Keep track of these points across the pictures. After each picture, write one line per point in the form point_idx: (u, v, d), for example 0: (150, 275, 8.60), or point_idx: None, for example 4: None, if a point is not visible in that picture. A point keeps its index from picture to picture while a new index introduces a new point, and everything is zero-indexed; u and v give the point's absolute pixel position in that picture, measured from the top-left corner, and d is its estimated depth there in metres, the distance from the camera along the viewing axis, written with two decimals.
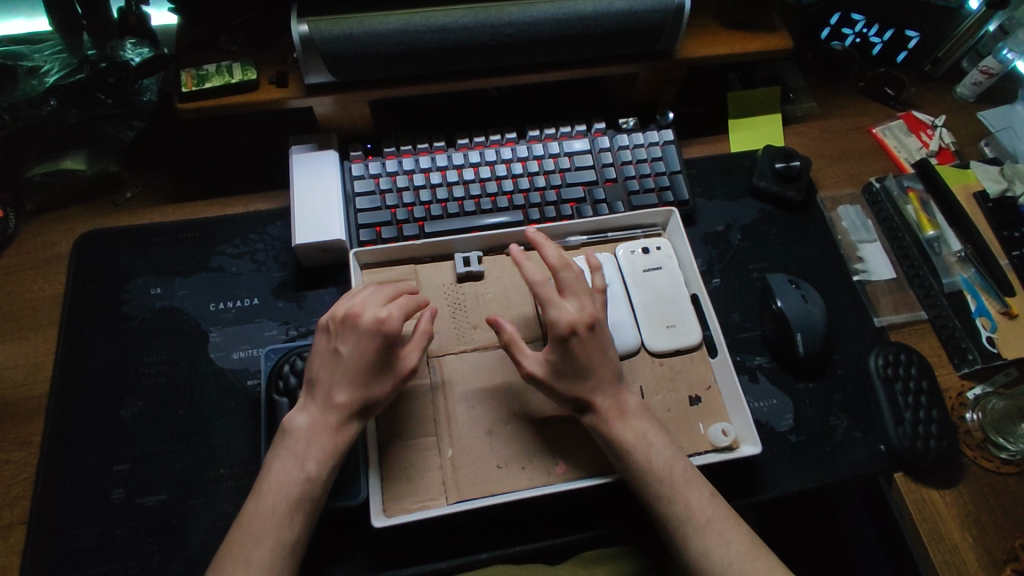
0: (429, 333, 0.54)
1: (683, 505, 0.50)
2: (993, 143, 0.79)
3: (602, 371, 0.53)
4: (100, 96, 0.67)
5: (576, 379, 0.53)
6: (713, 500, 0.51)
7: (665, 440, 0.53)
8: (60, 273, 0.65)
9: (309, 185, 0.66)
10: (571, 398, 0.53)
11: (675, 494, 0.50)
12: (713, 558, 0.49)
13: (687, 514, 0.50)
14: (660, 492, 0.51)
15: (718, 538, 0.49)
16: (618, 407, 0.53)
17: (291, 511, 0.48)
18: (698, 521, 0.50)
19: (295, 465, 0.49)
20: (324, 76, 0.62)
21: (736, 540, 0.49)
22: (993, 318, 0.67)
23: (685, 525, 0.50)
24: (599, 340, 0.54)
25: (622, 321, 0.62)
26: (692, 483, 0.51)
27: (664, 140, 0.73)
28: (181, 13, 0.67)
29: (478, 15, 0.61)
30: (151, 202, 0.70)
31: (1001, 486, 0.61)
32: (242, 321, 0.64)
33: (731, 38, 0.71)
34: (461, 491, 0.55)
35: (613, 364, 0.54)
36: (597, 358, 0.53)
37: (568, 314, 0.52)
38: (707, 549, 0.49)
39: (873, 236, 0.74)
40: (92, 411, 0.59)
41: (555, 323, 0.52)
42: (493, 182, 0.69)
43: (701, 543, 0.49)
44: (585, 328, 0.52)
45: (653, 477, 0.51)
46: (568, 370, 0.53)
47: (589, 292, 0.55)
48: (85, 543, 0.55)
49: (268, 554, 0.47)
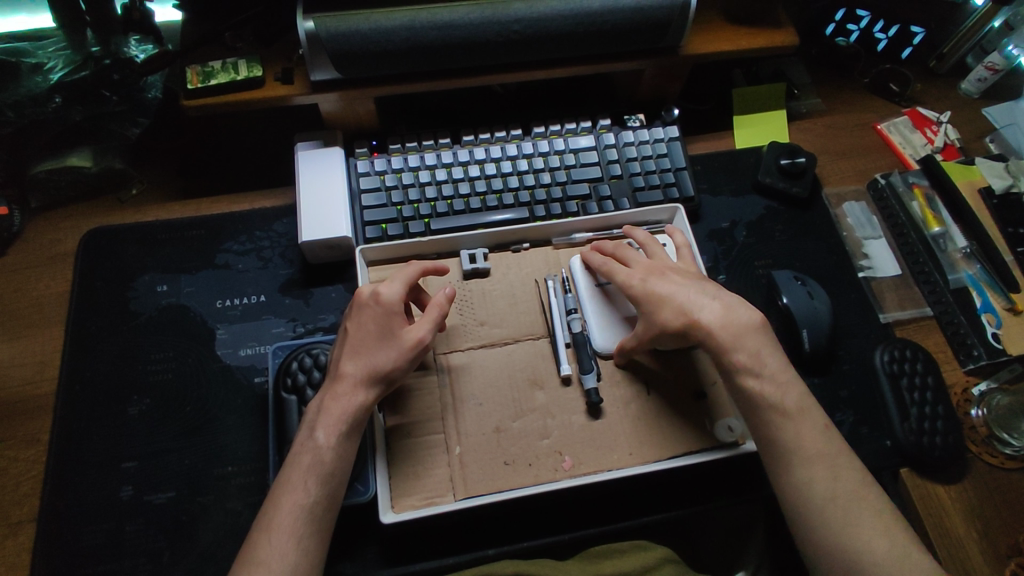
0: (440, 306, 0.55)
1: (794, 435, 0.51)
2: (999, 139, 0.79)
3: (687, 284, 0.56)
4: (106, 92, 0.68)
5: (667, 307, 0.54)
6: (824, 435, 0.51)
7: (780, 363, 0.53)
8: (66, 271, 0.65)
9: (315, 183, 0.66)
10: (674, 324, 0.53)
11: (790, 425, 0.51)
12: (817, 490, 0.49)
13: (796, 444, 0.50)
14: (772, 420, 0.51)
15: (827, 471, 0.50)
16: (728, 316, 0.53)
17: (309, 517, 0.47)
18: (809, 451, 0.50)
19: (309, 463, 0.49)
20: (329, 73, 0.62)
21: (845, 477, 0.50)
22: (998, 315, 0.68)
23: (793, 455, 0.50)
24: (675, 272, 0.57)
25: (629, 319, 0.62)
26: (806, 414, 0.52)
27: (669, 136, 0.73)
28: (186, 10, 0.67)
29: (484, 11, 0.61)
30: (156, 199, 0.70)
31: (1006, 481, 0.61)
32: (248, 318, 0.64)
33: (736, 34, 0.70)
34: (468, 487, 0.55)
35: (703, 284, 0.56)
36: (675, 279, 0.56)
37: (633, 268, 0.58)
38: (813, 480, 0.49)
39: (879, 233, 0.74)
40: (101, 408, 0.59)
41: (625, 280, 0.58)
42: (499, 178, 0.69)
43: (806, 473, 0.50)
44: (651, 274, 0.57)
45: (766, 407, 0.51)
46: (649, 305, 0.55)
47: (656, 253, 0.61)
48: (95, 540, 0.55)
49: (289, 558, 0.46)
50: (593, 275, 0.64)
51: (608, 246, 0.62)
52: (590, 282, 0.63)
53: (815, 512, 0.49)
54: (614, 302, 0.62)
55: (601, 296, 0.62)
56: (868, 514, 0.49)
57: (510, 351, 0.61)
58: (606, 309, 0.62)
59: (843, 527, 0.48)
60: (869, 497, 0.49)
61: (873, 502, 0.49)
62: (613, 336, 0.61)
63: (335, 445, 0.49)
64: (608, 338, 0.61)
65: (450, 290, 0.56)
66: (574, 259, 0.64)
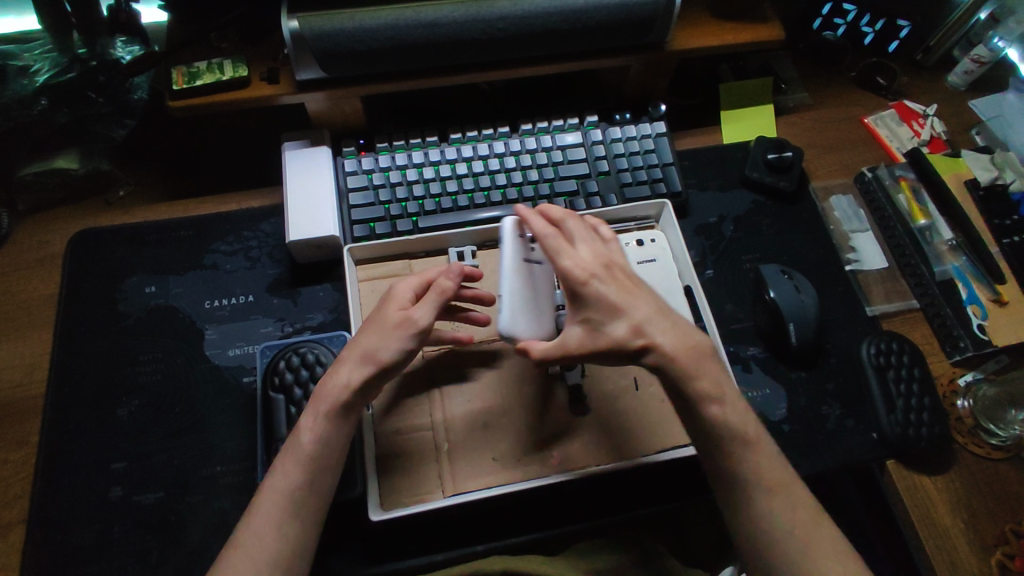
0: (447, 290, 0.52)
1: (752, 468, 0.49)
2: (984, 131, 0.79)
3: (642, 299, 0.50)
4: (91, 94, 0.67)
5: (620, 320, 0.48)
6: (779, 465, 0.50)
7: (735, 391, 0.51)
8: (55, 272, 0.66)
9: (302, 182, 0.66)
10: (626, 343, 0.48)
11: (745, 457, 0.49)
12: (781, 522, 0.48)
13: (755, 478, 0.49)
14: (729, 453, 0.49)
15: (785, 503, 0.49)
16: (686, 345, 0.49)
17: (293, 504, 0.48)
18: (767, 482, 0.49)
19: (296, 447, 0.49)
20: (315, 72, 0.62)
21: (802, 508, 0.49)
22: (983, 306, 0.68)
23: (755, 489, 0.49)
24: (624, 275, 0.51)
25: (542, 306, 0.55)
26: (761, 444, 0.50)
27: (657, 132, 0.73)
28: (171, 11, 0.67)
29: (469, 9, 0.61)
30: (143, 200, 0.70)
31: (992, 471, 0.62)
32: (237, 318, 0.64)
33: (722, 29, 0.71)
34: (457, 484, 0.55)
35: (654, 298, 0.51)
36: (631, 287, 0.50)
37: (582, 257, 0.50)
38: (773, 513, 0.48)
39: (865, 226, 0.75)
40: (89, 410, 0.60)
41: (572, 270, 0.49)
42: (487, 176, 0.69)
43: (768, 507, 0.48)
44: (603, 269, 0.50)
45: (728, 440, 0.49)
46: (600, 317, 0.49)
47: (600, 238, 0.53)
48: (84, 541, 0.55)
49: (269, 544, 0.46)
50: (522, 248, 0.56)
51: (555, 215, 0.53)
52: (517, 254, 0.55)
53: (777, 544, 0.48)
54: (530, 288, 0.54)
55: (525, 274, 0.54)
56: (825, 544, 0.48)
57: (499, 348, 0.61)
58: (528, 289, 0.54)
59: (808, 556, 0.47)
60: (825, 528, 0.48)
61: (829, 527, 0.49)
62: (528, 321, 0.52)
63: (320, 430, 0.49)
64: (521, 322, 0.52)
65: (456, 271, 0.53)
66: (506, 224, 0.54)
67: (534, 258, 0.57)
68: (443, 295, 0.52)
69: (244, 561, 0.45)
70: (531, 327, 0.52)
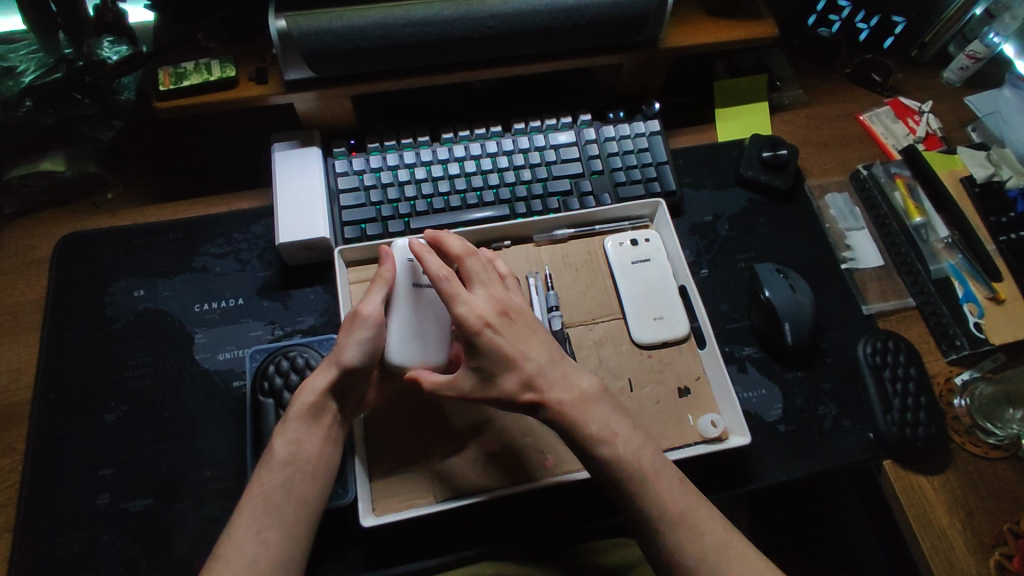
0: (383, 278, 0.53)
1: (655, 498, 0.48)
2: (981, 128, 0.79)
3: (537, 350, 0.50)
4: (76, 95, 0.67)
5: (510, 372, 0.49)
6: (680, 489, 0.49)
7: (630, 427, 0.50)
8: (41, 276, 0.65)
9: (291, 183, 0.65)
10: (513, 394, 0.49)
11: (642, 486, 0.48)
12: (690, 550, 0.47)
13: (660, 508, 0.48)
14: (630, 489, 0.48)
15: (691, 533, 0.47)
16: (579, 396, 0.50)
17: (270, 507, 0.47)
18: (673, 515, 0.48)
19: (272, 453, 0.50)
20: (304, 72, 0.61)
21: (710, 533, 0.48)
22: (980, 304, 0.67)
23: (660, 519, 0.48)
24: (521, 323, 0.51)
25: (439, 330, 0.54)
26: (660, 471, 0.49)
27: (651, 131, 0.72)
28: (158, 11, 0.66)
29: (459, 7, 0.60)
30: (131, 203, 0.69)
31: (989, 470, 0.61)
32: (227, 321, 0.64)
33: (716, 26, 0.70)
34: (449, 488, 0.54)
35: (550, 348, 0.52)
36: (526, 340, 0.50)
37: (478, 302, 0.50)
38: (679, 542, 0.47)
39: (861, 224, 0.74)
40: (76, 415, 0.59)
41: (464, 318, 0.49)
42: (479, 176, 0.68)
43: (674, 540, 0.47)
44: (496, 317, 0.50)
45: (626, 474, 0.48)
46: (494, 367, 0.49)
47: (497, 281, 0.53)
48: (71, 549, 0.54)
49: (247, 551, 0.45)
50: (413, 271, 0.55)
51: (456, 254, 0.53)
52: (406, 279, 0.54)
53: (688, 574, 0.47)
54: (427, 306, 0.54)
55: (416, 299, 0.54)
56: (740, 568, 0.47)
57: None
58: (416, 316, 0.53)
59: None
60: (737, 551, 0.48)
61: (741, 551, 0.48)
62: (415, 350, 0.52)
63: (297, 426, 0.50)
64: (408, 352, 0.52)
65: (389, 257, 0.54)
66: (395, 249, 0.55)
67: (430, 279, 0.55)
68: (382, 284, 0.53)
69: (221, 569, 0.45)
70: (419, 357, 0.52)
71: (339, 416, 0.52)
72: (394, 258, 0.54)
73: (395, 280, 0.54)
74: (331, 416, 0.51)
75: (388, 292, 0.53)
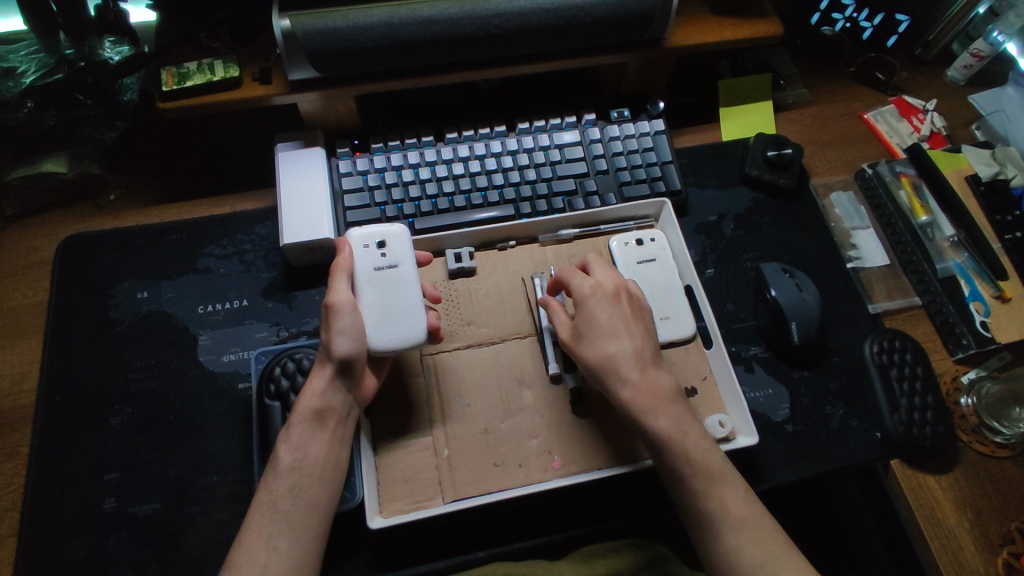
0: (343, 266, 0.53)
1: (718, 502, 0.48)
2: (984, 127, 0.79)
3: (634, 334, 0.53)
4: (79, 96, 0.66)
5: (604, 342, 0.52)
6: (745, 498, 0.49)
7: (700, 431, 0.51)
8: (44, 279, 0.64)
9: (295, 183, 0.65)
10: (595, 361, 0.52)
11: (709, 490, 0.49)
12: (746, 556, 0.47)
13: (723, 513, 0.48)
14: (696, 491, 0.49)
15: (752, 539, 0.47)
16: (656, 388, 0.51)
17: (277, 512, 0.47)
18: (733, 519, 0.48)
19: (278, 460, 0.49)
20: (308, 72, 0.61)
21: (769, 542, 0.48)
22: (986, 303, 0.67)
23: (722, 523, 0.48)
24: (631, 307, 0.54)
25: (413, 307, 0.53)
26: (727, 480, 0.49)
27: (655, 130, 0.72)
28: (160, 11, 0.65)
29: (464, 6, 0.60)
30: (134, 204, 0.69)
31: (997, 469, 0.61)
32: (232, 323, 0.63)
33: (721, 24, 0.70)
34: (457, 490, 0.54)
35: (647, 340, 0.53)
36: (627, 321, 0.53)
37: (594, 279, 0.55)
38: (739, 548, 0.47)
39: (866, 223, 0.74)
40: (81, 419, 0.58)
41: (577, 287, 0.54)
42: (484, 175, 0.68)
43: (736, 543, 0.47)
44: (608, 293, 0.54)
45: (691, 475, 0.49)
46: (592, 331, 0.52)
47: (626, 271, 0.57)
48: (78, 553, 0.54)
49: (259, 559, 0.45)
50: (370, 256, 0.54)
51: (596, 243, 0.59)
52: (366, 265, 0.54)
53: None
54: (391, 285, 0.53)
55: (379, 282, 0.53)
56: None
57: (497, 351, 0.60)
58: (383, 298, 0.53)
59: None
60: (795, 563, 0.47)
61: (796, 563, 0.47)
62: (393, 332, 0.52)
63: (300, 431, 0.50)
64: (387, 334, 0.52)
65: (342, 244, 0.54)
66: (349, 237, 0.54)
67: (389, 261, 0.54)
68: (343, 270, 0.52)
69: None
70: (399, 337, 0.52)
71: (342, 415, 0.51)
72: (351, 247, 0.54)
73: (356, 268, 0.54)
74: (335, 417, 0.51)
75: (352, 279, 0.53)
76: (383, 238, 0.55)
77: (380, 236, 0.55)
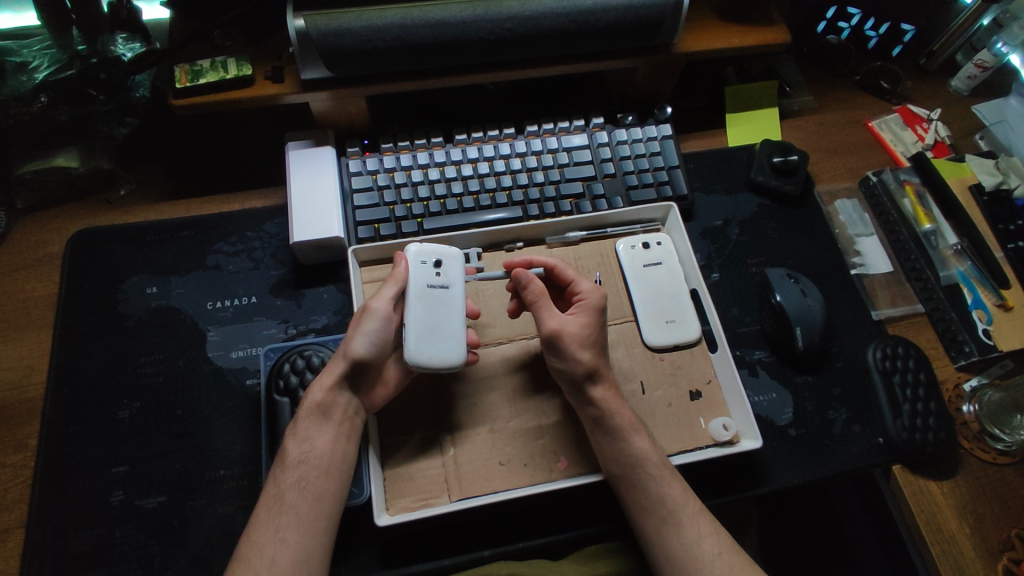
0: (397, 278, 0.54)
1: (676, 494, 0.52)
2: (988, 136, 0.79)
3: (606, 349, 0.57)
4: (92, 91, 0.66)
5: (597, 346, 0.55)
6: (684, 492, 0.52)
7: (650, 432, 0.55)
8: (53, 273, 0.65)
9: (306, 180, 0.65)
10: (594, 360, 0.54)
11: (654, 488, 0.51)
12: (704, 547, 0.50)
13: (679, 502, 0.51)
14: (658, 481, 0.52)
15: (702, 532, 0.51)
16: (619, 397, 0.55)
17: (286, 508, 0.48)
18: (688, 509, 0.51)
19: (285, 453, 0.51)
20: (320, 71, 0.61)
21: (722, 533, 0.52)
22: (989, 311, 0.68)
23: (681, 513, 0.51)
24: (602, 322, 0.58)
25: (454, 331, 0.53)
26: (667, 478, 0.52)
27: (662, 135, 0.73)
28: (173, 9, 0.66)
29: (477, 9, 0.60)
30: (144, 200, 0.69)
31: (997, 476, 0.62)
32: (240, 319, 0.64)
33: (730, 31, 0.70)
34: (464, 488, 0.54)
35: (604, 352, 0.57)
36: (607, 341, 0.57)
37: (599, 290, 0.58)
38: (700, 538, 0.50)
39: (870, 230, 0.75)
40: (89, 413, 0.59)
41: (592, 290, 0.57)
42: (493, 177, 0.68)
43: (694, 534, 0.50)
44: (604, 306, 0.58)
45: (654, 467, 0.52)
46: (597, 335, 0.55)
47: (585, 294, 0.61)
48: (85, 546, 0.54)
49: (266, 553, 0.46)
50: (425, 273, 0.55)
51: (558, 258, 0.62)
52: (420, 280, 0.54)
53: (702, 568, 0.49)
54: (438, 306, 0.54)
55: (428, 300, 0.54)
56: (743, 561, 0.51)
57: (505, 351, 0.60)
58: (429, 315, 0.53)
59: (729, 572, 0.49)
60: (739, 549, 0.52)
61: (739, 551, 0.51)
62: (432, 350, 0.52)
63: (305, 421, 0.51)
64: (425, 350, 0.52)
65: (403, 258, 0.55)
66: (409, 251, 0.56)
67: (441, 281, 0.55)
68: (394, 281, 0.54)
69: (243, 571, 0.45)
70: (436, 355, 0.52)
71: (349, 412, 0.52)
72: (408, 261, 0.55)
73: (409, 281, 0.54)
74: (341, 413, 0.52)
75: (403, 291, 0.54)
76: (440, 258, 0.56)
77: (438, 256, 0.56)
